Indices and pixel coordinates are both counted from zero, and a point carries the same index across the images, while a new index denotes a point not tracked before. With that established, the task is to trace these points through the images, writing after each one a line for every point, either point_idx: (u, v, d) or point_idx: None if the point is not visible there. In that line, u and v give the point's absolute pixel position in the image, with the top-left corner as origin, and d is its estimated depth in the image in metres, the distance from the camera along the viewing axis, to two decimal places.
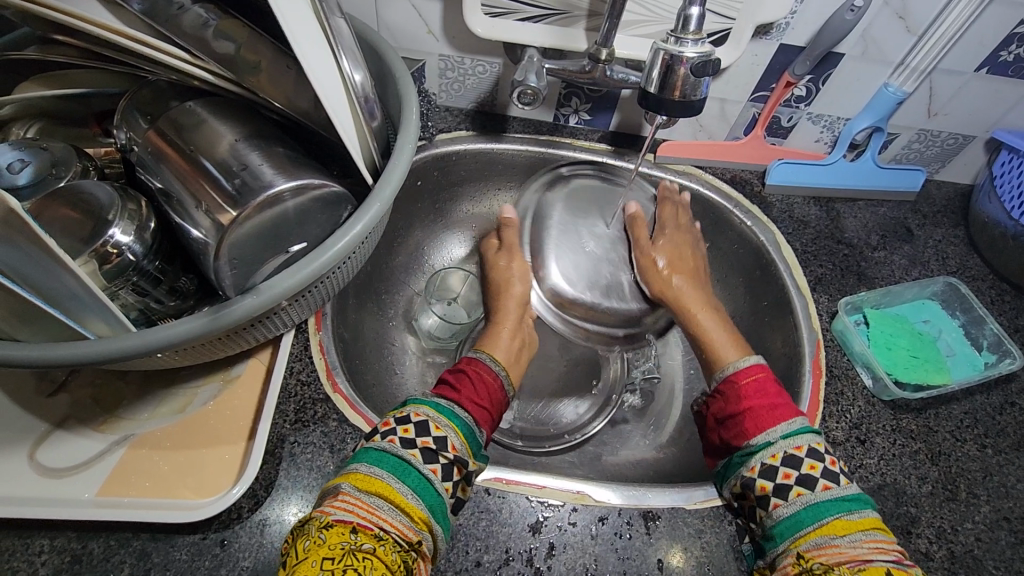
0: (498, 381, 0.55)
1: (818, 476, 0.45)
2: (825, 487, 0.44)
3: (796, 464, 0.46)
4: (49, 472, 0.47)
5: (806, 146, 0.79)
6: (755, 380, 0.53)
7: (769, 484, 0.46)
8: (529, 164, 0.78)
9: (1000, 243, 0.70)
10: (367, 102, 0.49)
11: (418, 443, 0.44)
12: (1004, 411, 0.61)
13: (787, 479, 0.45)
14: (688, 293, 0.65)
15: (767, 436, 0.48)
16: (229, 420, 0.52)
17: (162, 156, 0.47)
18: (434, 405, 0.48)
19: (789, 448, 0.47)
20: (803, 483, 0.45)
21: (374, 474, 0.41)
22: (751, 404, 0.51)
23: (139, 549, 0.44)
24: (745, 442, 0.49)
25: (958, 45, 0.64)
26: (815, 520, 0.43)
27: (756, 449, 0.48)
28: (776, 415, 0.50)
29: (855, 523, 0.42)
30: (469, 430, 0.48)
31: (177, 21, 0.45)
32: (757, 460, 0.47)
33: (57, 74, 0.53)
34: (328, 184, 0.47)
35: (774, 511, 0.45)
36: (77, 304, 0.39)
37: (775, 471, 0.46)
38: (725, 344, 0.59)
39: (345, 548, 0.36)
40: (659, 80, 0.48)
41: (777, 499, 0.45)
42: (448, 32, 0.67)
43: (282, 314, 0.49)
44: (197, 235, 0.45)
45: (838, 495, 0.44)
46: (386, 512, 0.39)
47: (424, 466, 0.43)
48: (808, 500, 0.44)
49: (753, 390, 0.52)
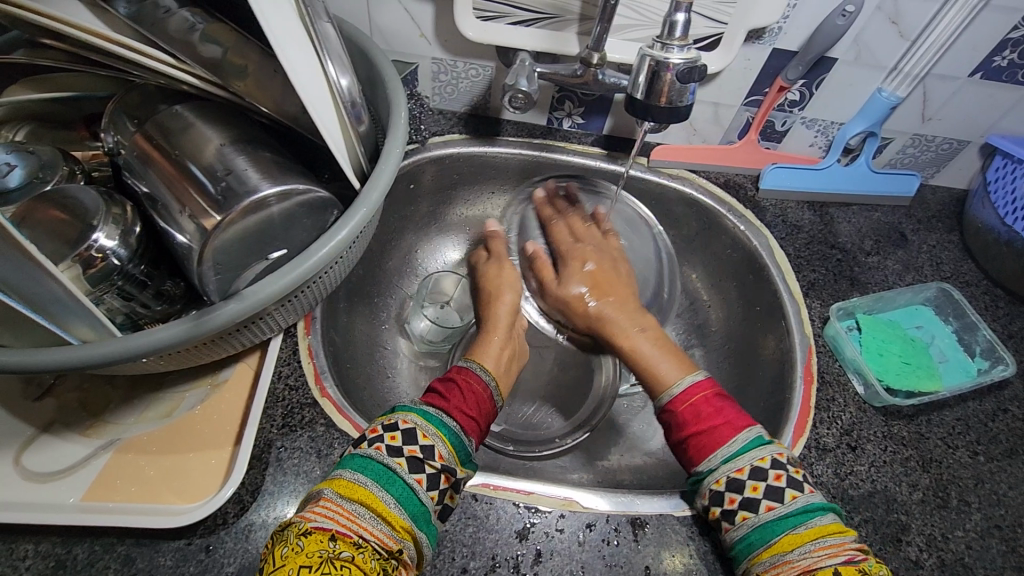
0: (487, 391, 0.54)
1: (761, 496, 0.45)
2: (769, 507, 0.44)
3: (738, 487, 0.46)
4: (34, 477, 0.47)
5: (800, 150, 0.79)
6: (697, 395, 0.52)
7: (718, 509, 0.46)
8: (522, 168, 0.77)
9: (994, 249, 0.69)
10: (354, 107, 0.49)
11: (404, 452, 0.44)
12: (997, 418, 0.60)
13: (732, 503, 0.45)
14: (611, 319, 0.64)
15: (709, 462, 0.48)
16: (216, 425, 0.51)
17: (149, 160, 0.47)
18: (422, 412, 0.47)
19: (731, 472, 0.46)
20: (747, 506, 0.45)
21: (357, 481, 0.41)
22: (699, 427, 0.50)
23: (123, 555, 0.44)
24: (695, 468, 0.49)
25: (951, 50, 0.64)
26: (764, 540, 0.43)
27: (703, 476, 0.48)
28: (719, 438, 0.49)
29: (803, 536, 0.42)
30: (459, 440, 0.47)
31: (162, 25, 0.45)
32: (705, 486, 0.47)
33: (47, 78, 0.53)
34: (314, 189, 0.46)
35: (729, 534, 0.45)
36: (61, 309, 0.39)
37: (720, 497, 0.46)
38: (664, 361, 0.58)
39: (322, 556, 0.36)
40: (646, 86, 0.48)
41: (727, 524, 0.45)
42: (441, 35, 0.67)
43: (267, 319, 0.49)
44: (183, 240, 0.45)
45: (783, 513, 0.43)
46: (366, 521, 0.39)
47: (409, 475, 0.43)
48: (755, 522, 0.44)
49: (692, 415, 0.51)
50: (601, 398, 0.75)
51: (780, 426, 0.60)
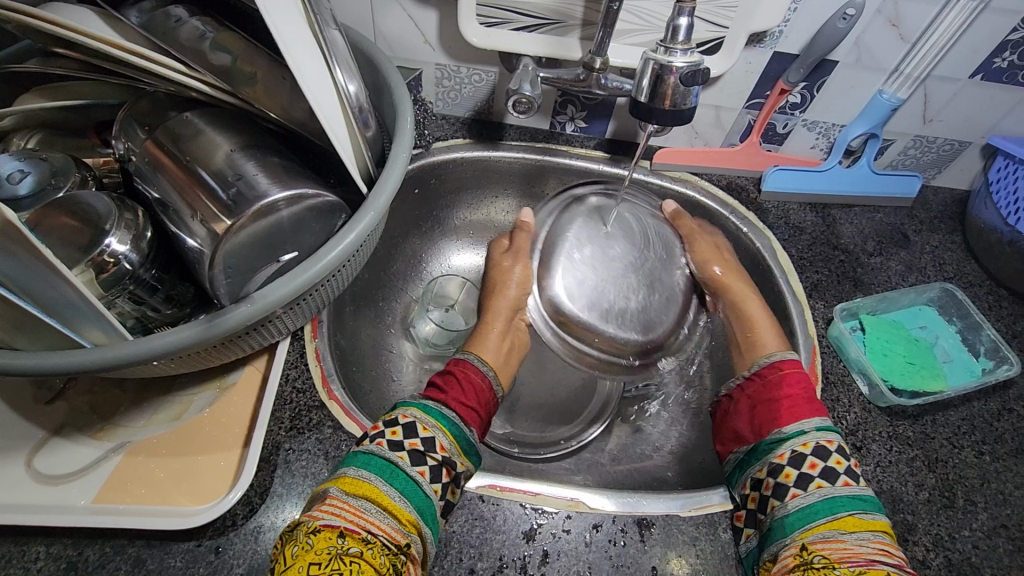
0: (486, 382, 0.55)
1: (842, 471, 0.47)
2: (845, 483, 0.46)
3: (824, 455, 0.48)
4: (46, 479, 0.48)
5: (802, 152, 0.79)
6: (797, 371, 0.56)
7: (794, 472, 0.48)
8: (526, 172, 0.78)
9: (996, 249, 0.70)
10: (362, 112, 0.49)
11: (406, 445, 0.44)
12: (1002, 417, 0.61)
13: (811, 468, 0.47)
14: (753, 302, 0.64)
15: (799, 426, 0.51)
16: (225, 427, 0.52)
17: (159, 166, 0.48)
18: (422, 406, 0.48)
19: (819, 440, 0.49)
20: (825, 477, 0.46)
21: (361, 476, 0.41)
22: (788, 396, 0.54)
23: (135, 557, 0.45)
24: (779, 428, 0.51)
25: (952, 52, 0.64)
26: (832, 512, 0.44)
27: (790, 436, 0.50)
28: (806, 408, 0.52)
29: (866, 523, 0.43)
30: (460, 432, 0.48)
31: (174, 35, 0.46)
32: (789, 447, 0.49)
33: (55, 86, 0.53)
34: (322, 194, 0.47)
35: (792, 500, 0.46)
36: (74, 312, 0.40)
37: (802, 460, 0.48)
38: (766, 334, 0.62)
39: (332, 552, 0.36)
40: (649, 89, 0.48)
41: (798, 490, 0.47)
42: (445, 42, 0.68)
43: (275, 322, 0.50)
44: (192, 244, 0.46)
45: (857, 494, 0.45)
46: (374, 515, 0.39)
47: (412, 468, 0.43)
48: (828, 493, 0.45)
49: (792, 381, 0.55)
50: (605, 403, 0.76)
51: None
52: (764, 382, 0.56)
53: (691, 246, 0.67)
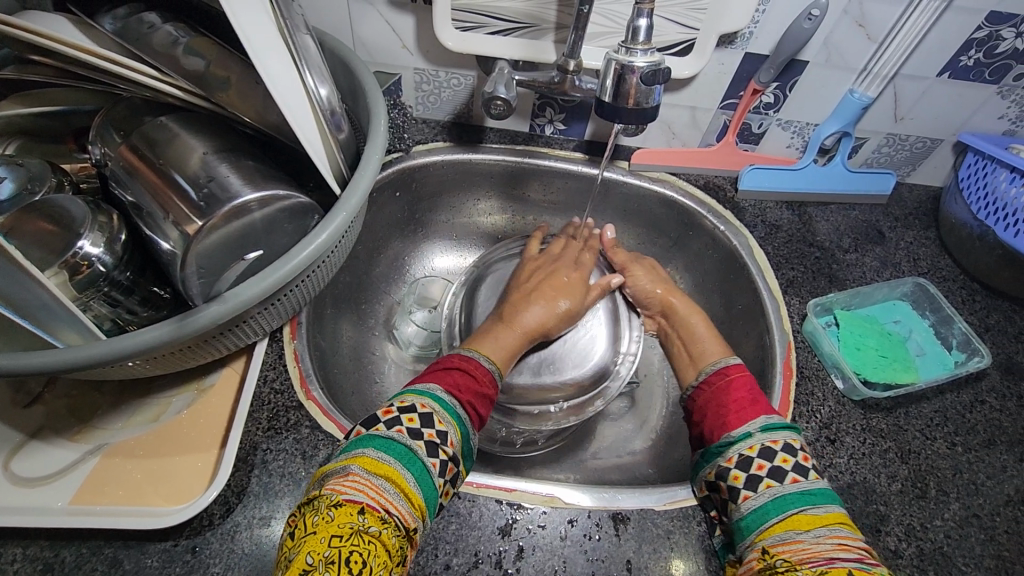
0: (489, 376, 0.54)
1: (789, 470, 0.46)
2: (793, 480, 0.45)
3: (769, 456, 0.47)
4: (22, 482, 0.48)
5: (778, 152, 0.80)
6: (742, 375, 0.55)
7: (743, 476, 0.47)
8: (506, 174, 0.79)
9: (968, 244, 0.71)
10: (333, 115, 0.50)
11: (424, 435, 0.45)
12: (974, 409, 0.61)
13: (760, 469, 0.47)
14: (691, 318, 0.65)
15: (745, 428, 0.50)
16: (202, 428, 0.52)
17: (134, 170, 0.48)
18: (441, 401, 0.47)
19: (765, 441, 0.48)
20: (773, 477, 0.46)
21: (382, 458, 0.42)
22: (736, 396, 0.53)
23: (110, 557, 0.45)
24: (727, 432, 0.50)
25: (918, 50, 0.65)
26: (781, 512, 0.44)
27: (737, 439, 0.49)
28: (756, 410, 0.51)
29: (819, 518, 0.43)
30: (468, 434, 0.48)
31: (146, 40, 0.48)
32: (735, 450, 0.48)
33: (34, 93, 0.54)
34: (295, 195, 0.48)
35: (745, 503, 0.46)
36: (47, 314, 0.40)
37: (749, 462, 0.47)
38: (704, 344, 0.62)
39: (352, 529, 0.37)
40: (613, 89, 0.49)
41: (749, 492, 0.46)
42: (422, 46, 0.69)
43: (251, 322, 0.50)
44: (166, 247, 0.46)
45: (805, 489, 0.45)
46: (392, 496, 0.40)
47: (426, 458, 0.44)
48: (776, 492, 0.45)
49: (737, 384, 0.54)
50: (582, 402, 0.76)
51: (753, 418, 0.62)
52: (714, 387, 0.55)
53: (626, 277, 0.73)
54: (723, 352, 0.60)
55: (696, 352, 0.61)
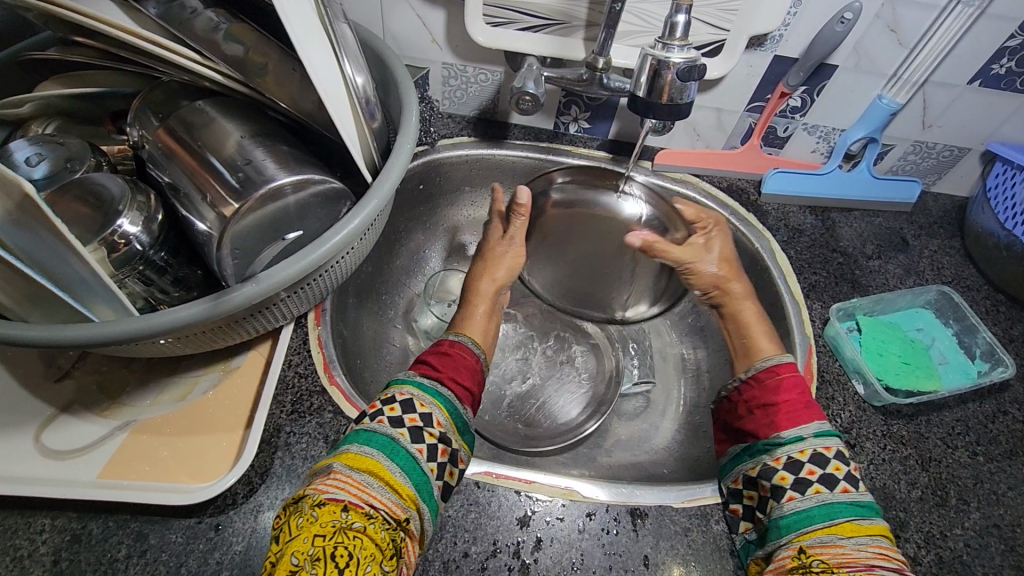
0: (479, 363, 0.56)
1: (840, 478, 0.46)
2: (843, 489, 0.45)
3: (822, 462, 0.47)
4: (53, 454, 0.49)
5: (802, 156, 0.80)
6: (794, 375, 0.54)
7: (791, 478, 0.47)
8: (529, 170, 0.80)
9: (994, 253, 0.70)
10: (368, 104, 0.52)
11: (405, 421, 0.46)
12: (997, 420, 0.61)
13: (811, 474, 0.46)
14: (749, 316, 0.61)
15: (795, 432, 0.49)
16: (227, 410, 0.53)
17: (172, 152, 0.49)
18: (418, 384, 0.49)
19: (817, 446, 0.48)
20: (823, 483, 0.46)
21: (364, 452, 0.43)
22: (786, 396, 0.52)
23: (136, 531, 0.45)
24: (774, 433, 0.50)
25: (950, 58, 0.65)
26: (828, 518, 0.44)
27: (787, 440, 0.49)
28: (807, 413, 0.51)
29: (864, 528, 0.43)
30: (456, 410, 0.49)
31: (189, 25, 0.48)
32: (785, 452, 0.48)
33: (76, 74, 0.55)
34: (328, 180, 0.49)
35: (789, 503, 0.46)
36: (87, 288, 0.41)
37: (799, 466, 0.47)
38: (756, 337, 0.59)
39: (335, 526, 0.38)
40: (647, 84, 0.50)
41: (794, 493, 0.46)
42: (452, 41, 0.70)
43: (279, 306, 0.51)
44: (202, 228, 0.47)
45: (854, 499, 0.45)
46: (376, 490, 0.41)
47: (411, 446, 0.45)
48: (825, 498, 0.45)
49: (789, 385, 0.53)
50: (603, 397, 0.76)
51: None
52: (761, 385, 0.54)
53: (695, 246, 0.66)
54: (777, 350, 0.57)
55: (744, 347, 0.59)
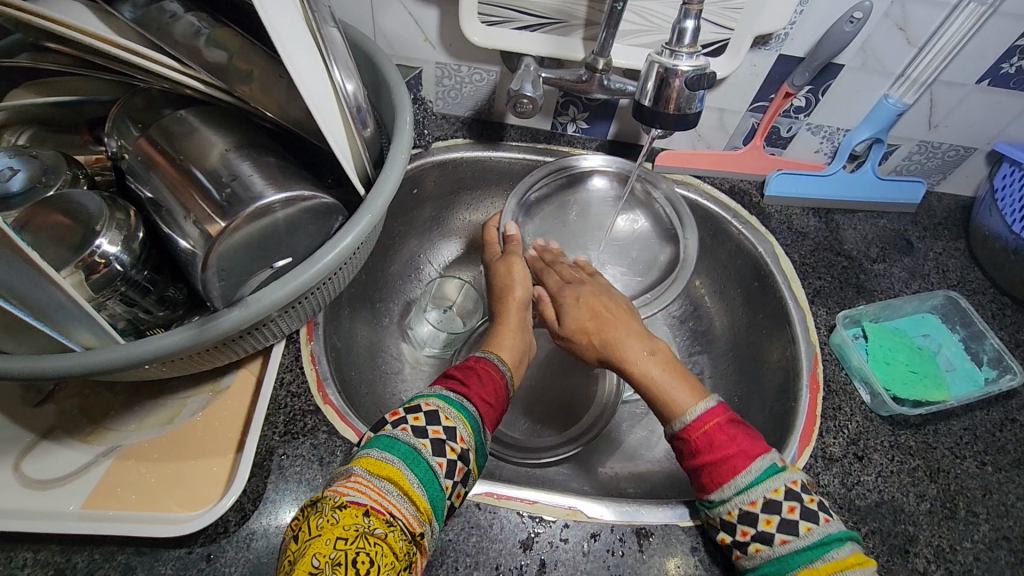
0: (504, 380, 0.54)
1: (775, 531, 0.44)
2: (783, 540, 0.44)
3: (751, 520, 0.45)
4: (35, 484, 0.47)
5: (805, 156, 0.78)
6: (715, 425, 0.49)
7: (731, 538, 0.46)
8: (526, 173, 0.77)
9: (1001, 257, 0.69)
10: (359, 111, 0.49)
11: (429, 433, 0.44)
12: (1005, 428, 0.60)
13: (745, 535, 0.45)
14: (659, 378, 0.55)
15: (720, 493, 0.47)
16: (217, 433, 0.51)
17: (152, 165, 0.47)
18: (443, 397, 0.47)
19: (742, 504, 0.46)
20: (761, 539, 0.45)
21: (386, 459, 0.41)
22: (707, 458, 0.48)
23: (124, 564, 0.44)
24: (706, 495, 0.48)
25: (959, 57, 0.63)
26: (779, 574, 0.43)
27: (714, 504, 0.47)
28: (733, 467, 0.47)
29: (819, 571, 0.42)
30: (478, 428, 0.47)
31: (168, 30, 0.45)
32: (718, 514, 0.47)
33: (52, 81, 0.52)
34: (320, 195, 0.46)
35: (742, 561, 0.46)
36: (63, 315, 0.39)
37: (733, 527, 0.46)
38: (672, 389, 0.53)
39: (358, 531, 0.36)
40: (654, 92, 0.49)
41: (740, 553, 0.46)
42: (445, 40, 0.67)
43: (270, 325, 0.49)
44: (186, 246, 0.45)
45: (795, 549, 0.43)
46: (396, 498, 0.39)
47: (432, 458, 0.43)
48: (767, 556, 0.44)
49: (710, 438, 0.48)
50: (591, 424, 0.73)
51: (791, 416, 0.61)
52: (692, 438, 0.49)
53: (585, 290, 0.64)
54: (696, 392, 0.53)
55: (660, 402, 0.53)
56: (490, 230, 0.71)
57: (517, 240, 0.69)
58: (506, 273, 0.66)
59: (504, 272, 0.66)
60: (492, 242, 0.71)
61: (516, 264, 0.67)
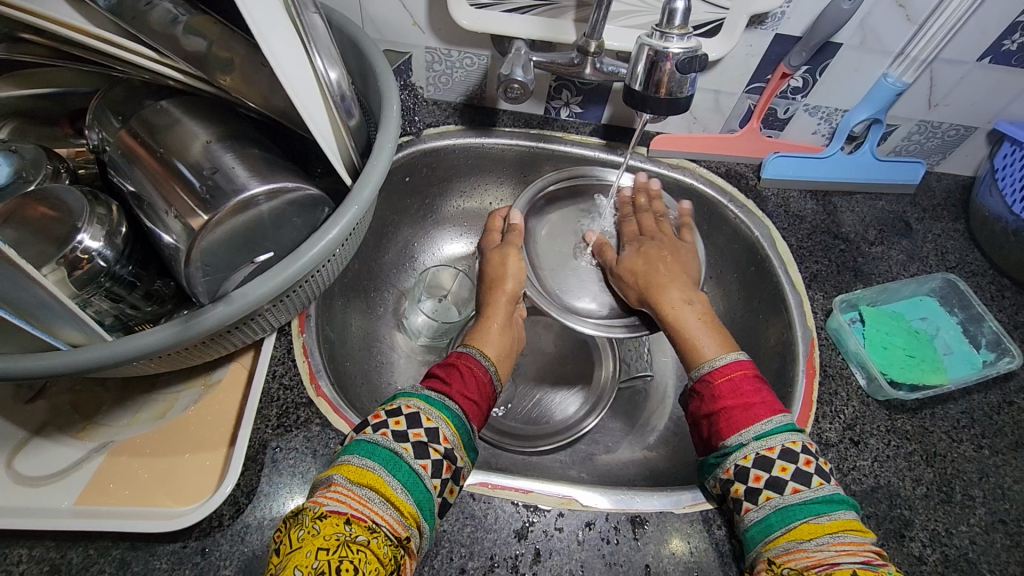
0: (487, 376, 0.54)
1: (789, 479, 0.45)
2: (794, 489, 0.44)
3: (766, 466, 0.45)
4: (28, 481, 0.47)
5: (803, 138, 0.77)
6: (743, 374, 0.52)
7: (742, 489, 0.46)
8: (519, 159, 0.76)
9: (1001, 238, 0.68)
10: (345, 100, 0.47)
11: (410, 436, 0.44)
12: (1002, 410, 0.60)
13: (757, 481, 0.45)
14: (694, 328, 0.58)
15: (738, 437, 0.48)
16: (210, 426, 0.51)
17: (133, 158, 0.46)
18: (424, 397, 0.47)
19: (760, 449, 0.46)
20: (772, 487, 0.45)
21: (366, 466, 0.41)
22: (727, 402, 0.50)
23: (119, 558, 0.44)
24: (721, 442, 0.49)
25: (959, 34, 0.62)
26: (784, 525, 0.43)
27: (729, 451, 0.48)
28: (753, 414, 0.48)
29: (823, 526, 0.42)
30: (459, 423, 0.47)
31: (144, 18, 0.43)
32: (732, 460, 0.47)
33: (22, 73, 0.51)
34: (304, 187, 0.46)
35: (747, 516, 0.45)
36: (47, 313, 0.38)
37: (746, 474, 0.46)
38: (702, 338, 0.57)
39: (339, 539, 0.36)
40: (644, 76, 0.48)
41: (749, 504, 0.45)
42: (435, 24, 0.66)
43: (260, 318, 0.48)
44: (169, 240, 0.44)
45: (806, 500, 0.43)
46: (377, 505, 0.39)
47: (414, 461, 0.42)
48: (777, 505, 0.44)
49: (739, 383, 0.51)
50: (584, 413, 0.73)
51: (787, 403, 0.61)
52: (721, 381, 0.51)
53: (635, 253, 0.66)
54: (725, 346, 0.56)
55: (688, 347, 0.57)
56: (495, 219, 0.72)
57: (518, 230, 0.69)
58: (500, 264, 0.66)
59: (498, 262, 0.67)
60: (493, 230, 0.71)
61: (510, 255, 0.67)
